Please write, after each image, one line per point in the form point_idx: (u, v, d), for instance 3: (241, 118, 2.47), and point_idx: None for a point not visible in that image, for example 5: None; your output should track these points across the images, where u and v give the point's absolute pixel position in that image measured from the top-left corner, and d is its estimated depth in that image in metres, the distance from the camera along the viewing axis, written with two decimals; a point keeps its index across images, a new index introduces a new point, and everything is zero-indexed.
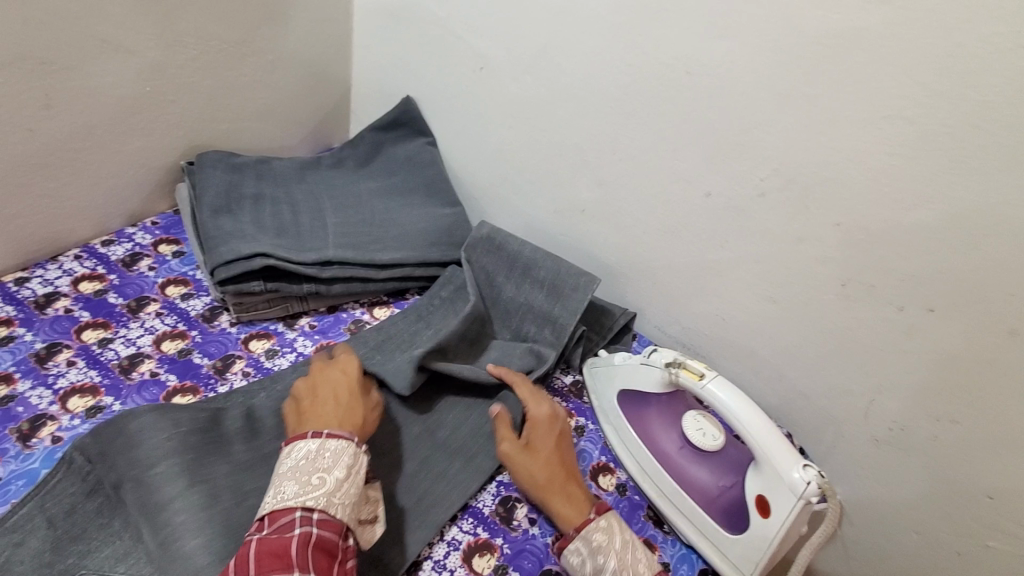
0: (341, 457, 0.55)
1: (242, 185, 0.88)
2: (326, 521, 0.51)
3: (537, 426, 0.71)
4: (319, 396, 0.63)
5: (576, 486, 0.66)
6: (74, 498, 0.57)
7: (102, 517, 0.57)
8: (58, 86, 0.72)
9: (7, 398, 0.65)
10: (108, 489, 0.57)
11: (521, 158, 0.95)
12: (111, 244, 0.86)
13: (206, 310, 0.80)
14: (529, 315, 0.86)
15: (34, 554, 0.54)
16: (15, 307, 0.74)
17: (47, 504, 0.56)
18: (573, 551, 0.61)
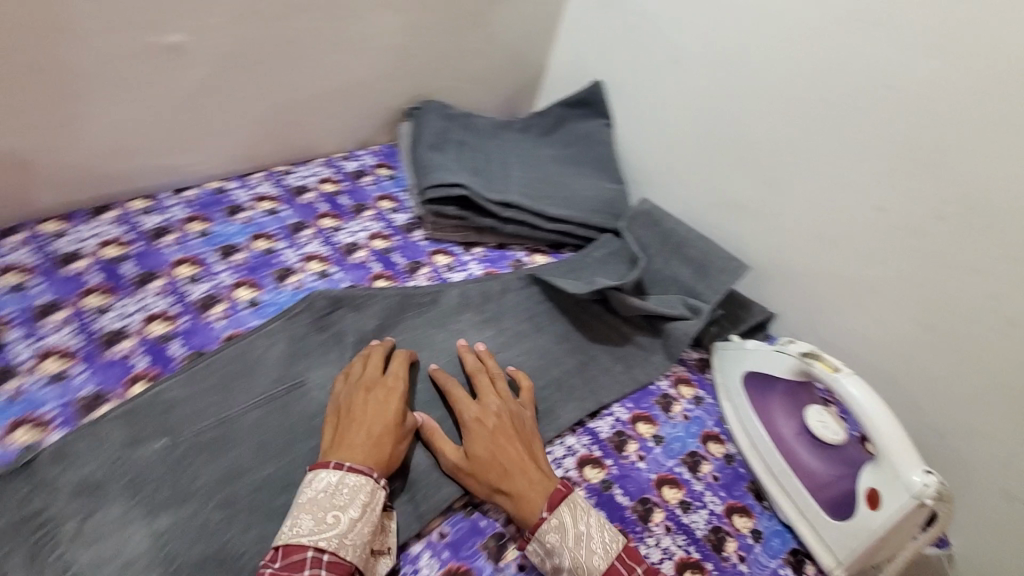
0: (357, 495, 0.58)
1: (450, 130, 1.05)
2: (336, 563, 0.54)
3: (474, 430, 0.67)
4: (341, 428, 0.63)
5: (530, 476, 0.64)
6: (307, 327, 0.76)
7: (324, 347, 0.75)
8: (347, 28, 0.93)
9: (270, 250, 0.86)
10: (338, 331, 0.77)
11: (693, 148, 1.02)
12: (345, 160, 1.07)
13: (406, 223, 0.98)
14: (672, 288, 0.93)
15: (279, 356, 0.73)
16: (279, 189, 0.97)
17: (291, 325, 0.75)
18: (532, 551, 0.61)
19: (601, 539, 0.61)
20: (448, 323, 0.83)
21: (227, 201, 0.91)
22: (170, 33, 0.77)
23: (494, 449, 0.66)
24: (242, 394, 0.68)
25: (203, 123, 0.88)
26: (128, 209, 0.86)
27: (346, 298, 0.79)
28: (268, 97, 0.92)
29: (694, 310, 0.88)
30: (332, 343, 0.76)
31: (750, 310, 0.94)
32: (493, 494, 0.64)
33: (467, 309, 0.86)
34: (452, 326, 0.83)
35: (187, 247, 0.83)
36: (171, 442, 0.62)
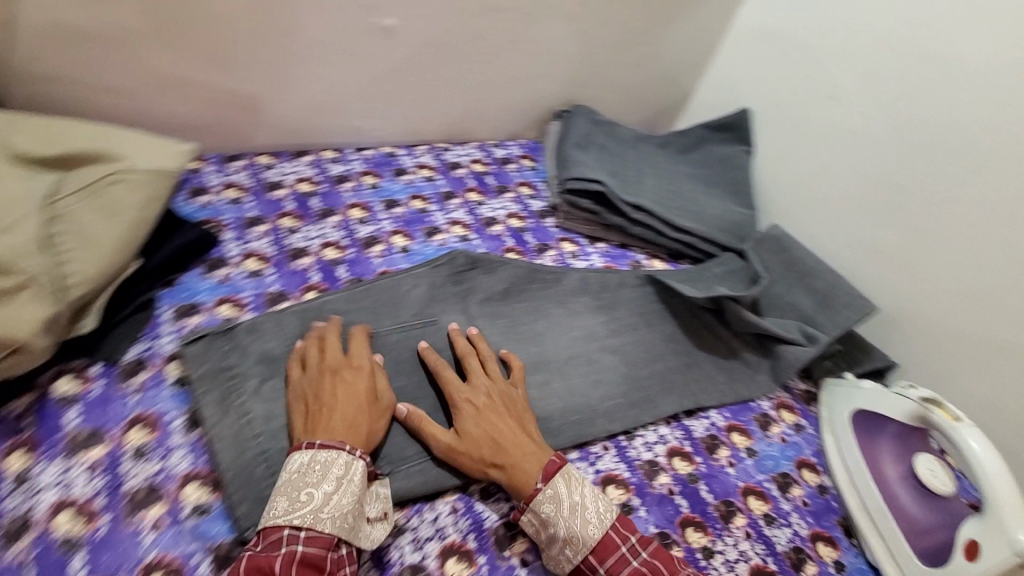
0: (328, 470, 0.58)
1: (594, 133, 1.12)
2: (314, 538, 0.55)
3: (466, 411, 0.68)
4: (316, 408, 0.63)
5: (523, 453, 0.66)
6: (443, 277, 0.82)
7: (454, 298, 0.82)
8: (525, 31, 1.04)
9: (425, 210, 0.99)
10: (467, 287, 0.83)
11: (835, 188, 1.03)
12: (496, 147, 1.18)
13: (541, 210, 1.07)
14: (790, 314, 0.94)
15: (417, 297, 0.80)
16: (437, 161, 1.09)
17: (431, 272, 0.82)
18: (527, 522, 0.63)
19: (595, 508, 0.64)
20: (565, 301, 0.87)
21: (396, 164, 1.06)
22: (387, 17, 0.93)
23: (491, 428, 0.67)
24: (388, 321, 0.77)
25: (390, 95, 1.03)
26: (320, 156, 1.03)
27: (482, 261, 0.85)
28: (446, 82, 1.06)
29: (811, 337, 0.88)
30: (466, 295, 0.83)
31: (870, 354, 0.93)
32: (488, 469, 0.66)
33: (585, 294, 0.88)
34: (568, 304, 0.87)
35: (360, 195, 0.98)
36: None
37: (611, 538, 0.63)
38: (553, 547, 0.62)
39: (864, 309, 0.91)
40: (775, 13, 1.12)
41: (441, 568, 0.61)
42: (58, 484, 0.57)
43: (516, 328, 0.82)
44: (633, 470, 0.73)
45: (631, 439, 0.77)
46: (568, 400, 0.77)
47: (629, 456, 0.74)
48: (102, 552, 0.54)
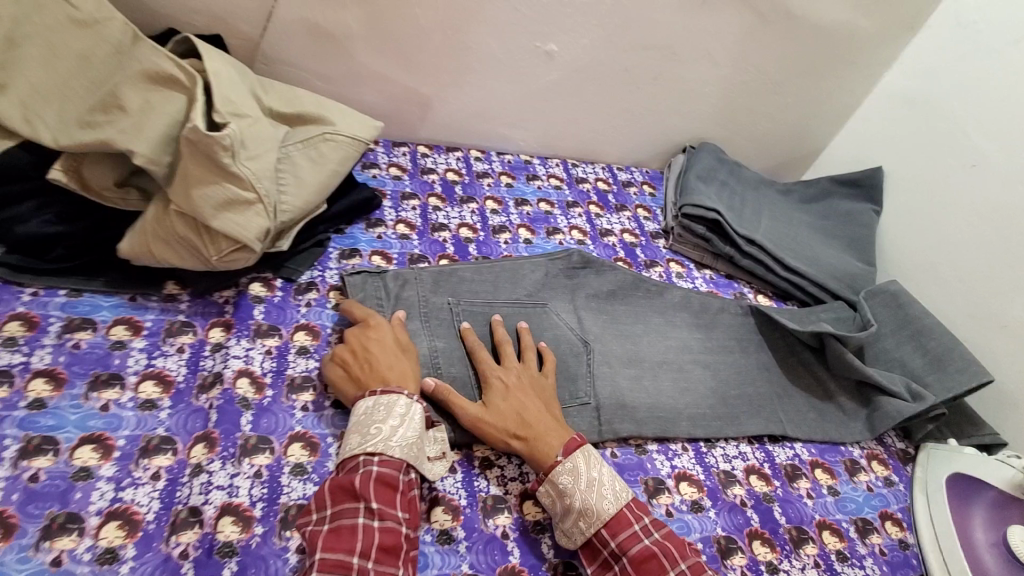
0: (393, 408, 0.63)
1: (719, 169, 1.17)
2: (387, 460, 0.61)
3: (493, 389, 0.71)
4: (366, 357, 0.68)
5: (547, 430, 0.68)
6: (556, 267, 0.89)
7: (563, 288, 0.89)
8: (668, 68, 1.14)
9: (550, 212, 1.10)
10: (576, 281, 0.90)
11: (967, 259, 1.02)
12: (621, 170, 1.27)
13: (653, 231, 1.12)
14: (897, 369, 0.94)
15: (532, 279, 0.87)
16: (566, 174, 1.21)
17: (550, 261, 0.89)
18: (544, 492, 0.65)
19: (612, 486, 0.65)
20: (666, 312, 0.92)
21: (530, 171, 1.19)
22: (549, 42, 1.07)
23: (514, 406, 0.70)
24: (501, 294, 0.84)
25: (536, 110, 1.17)
26: (468, 154, 1.18)
27: (594, 260, 0.91)
28: (587, 105, 1.18)
29: (916, 395, 0.87)
30: (576, 289, 0.89)
31: (978, 429, 0.90)
32: (511, 441, 0.68)
33: (687, 310, 0.93)
34: (668, 316, 0.91)
35: (496, 190, 1.11)
36: (454, 302, 0.80)
37: (625, 515, 0.64)
38: (567, 522, 0.64)
39: (981, 379, 0.87)
40: (922, 79, 1.15)
41: (519, 506, 0.68)
42: (243, 357, 0.72)
43: (617, 325, 0.88)
44: (708, 475, 0.76)
45: (711, 447, 0.80)
46: (656, 398, 0.80)
47: (706, 462, 0.77)
48: (264, 416, 0.67)
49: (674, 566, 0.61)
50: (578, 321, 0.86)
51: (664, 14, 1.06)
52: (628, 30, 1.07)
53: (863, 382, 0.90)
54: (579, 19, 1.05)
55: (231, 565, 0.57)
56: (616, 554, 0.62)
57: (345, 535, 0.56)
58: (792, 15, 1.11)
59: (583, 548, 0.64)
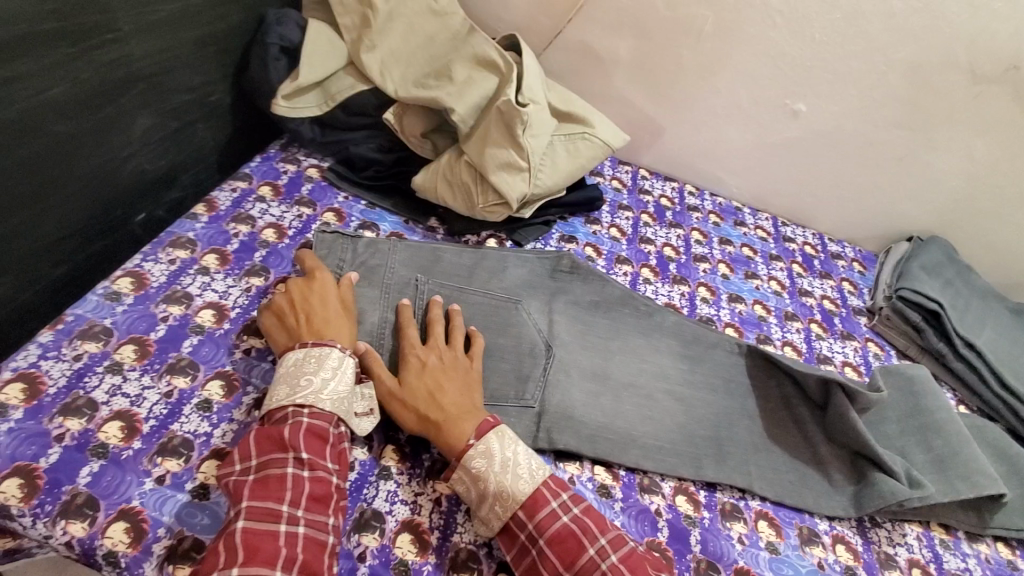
0: (322, 361, 0.65)
1: (947, 266, 1.11)
2: (317, 413, 0.62)
3: (410, 366, 0.70)
4: (302, 312, 0.69)
5: (456, 416, 0.66)
6: (542, 271, 0.90)
7: (542, 289, 0.89)
8: (914, 153, 1.12)
9: (752, 258, 1.13)
10: (559, 286, 0.90)
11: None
12: (831, 242, 1.25)
13: (857, 307, 1.09)
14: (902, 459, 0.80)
15: (519, 274, 0.88)
16: (774, 230, 1.23)
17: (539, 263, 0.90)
18: (457, 478, 0.64)
19: (527, 467, 0.64)
20: (650, 335, 0.88)
21: (739, 217, 1.23)
22: (797, 102, 1.12)
23: (428, 386, 0.68)
24: (479, 281, 0.85)
25: (760, 161, 1.21)
26: (683, 187, 1.26)
27: (584, 266, 0.90)
28: (813, 168, 1.19)
29: (915, 481, 0.75)
30: (556, 294, 0.89)
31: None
32: (422, 421, 0.67)
33: (675, 337, 0.88)
34: (652, 340, 0.87)
35: (703, 225, 1.18)
36: (422, 280, 0.81)
37: (542, 495, 0.63)
38: (483, 506, 0.63)
39: (996, 490, 0.76)
40: None
41: (671, 497, 0.72)
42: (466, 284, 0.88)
43: (590, 336, 0.86)
44: (867, 548, 0.73)
45: (874, 526, 0.76)
46: (610, 421, 0.76)
47: (868, 537, 0.74)
48: None
49: (591, 542, 0.60)
50: (548, 324, 0.85)
51: (928, 98, 1.06)
52: (883, 104, 1.08)
53: (858, 452, 0.78)
54: (839, 87, 1.08)
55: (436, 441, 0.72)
56: (534, 538, 0.61)
57: (273, 484, 0.57)
58: None
59: (501, 535, 0.63)
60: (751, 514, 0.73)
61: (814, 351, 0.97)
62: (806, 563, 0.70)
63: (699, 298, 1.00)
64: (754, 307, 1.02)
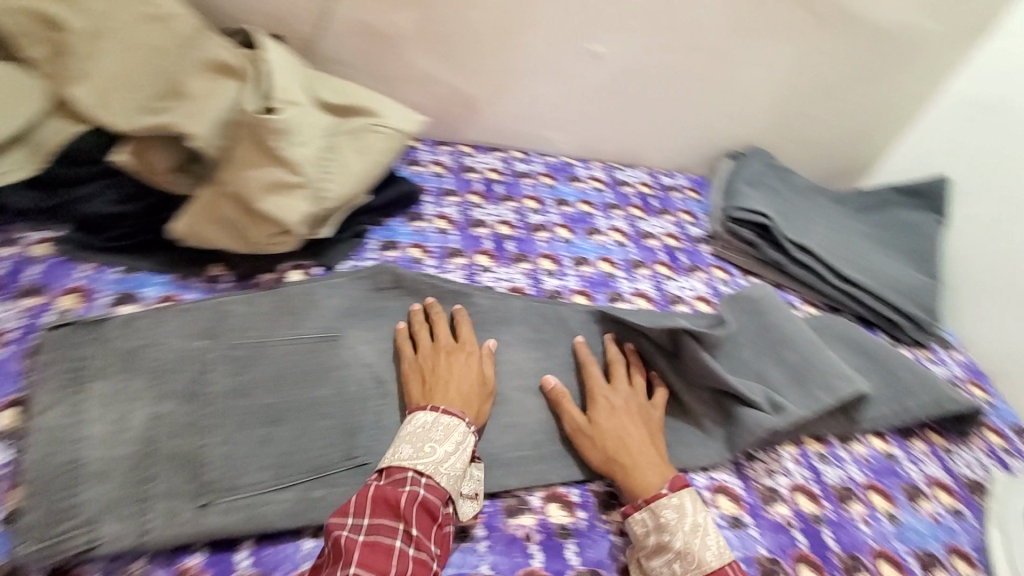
0: (451, 433, 0.62)
1: (768, 175, 1.15)
2: (432, 486, 0.58)
3: (599, 407, 0.70)
4: (441, 375, 0.68)
5: (643, 460, 0.66)
6: (362, 293, 0.78)
7: (367, 313, 0.77)
8: (719, 72, 1.12)
9: (590, 213, 1.08)
10: (381, 304, 0.78)
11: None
12: (665, 175, 1.25)
13: (698, 236, 1.09)
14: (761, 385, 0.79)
15: (333, 307, 0.76)
16: (609, 178, 1.19)
17: (354, 284, 0.78)
18: (637, 520, 0.62)
19: (716, 540, 0.61)
20: (496, 331, 0.79)
21: (571, 172, 1.18)
22: (599, 44, 1.07)
23: (614, 424, 0.69)
24: (283, 329, 0.72)
25: (581, 111, 1.16)
26: (510, 155, 1.18)
27: (406, 278, 0.80)
28: (634, 107, 1.16)
29: (777, 406, 0.75)
30: (381, 315, 0.77)
31: (914, 396, 0.83)
32: (604, 461, 0.67)
33: (524, 325, 0.81)
34: (499, 335, 0.79)
35: (536, 190, 1.11)
36: (206, 348, 0.67)
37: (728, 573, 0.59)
38: (654, 556, 0.60)
39: (851, 390, 0.78)
40: (993, 85, 1.09)
41: (543, 508, 0.65)
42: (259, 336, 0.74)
43: None
44: (748, 490, 0.71)
45: (750, 462, 0.74)
46: None
47: (746, 476, 0.72)
48: None
49: None
50: (378, 353, 0.73)
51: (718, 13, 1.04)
52: (681, 29, 1.06)
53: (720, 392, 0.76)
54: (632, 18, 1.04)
55: (246, 553, 0.56)
56: None
57: (382, 555, 0.53)
58: (851, 17, 1.07)
59: None
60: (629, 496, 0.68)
61: (665, 294, 0.95)
62: None
63: (543, 272, 0.93)
64: (601, 265, 0.97)
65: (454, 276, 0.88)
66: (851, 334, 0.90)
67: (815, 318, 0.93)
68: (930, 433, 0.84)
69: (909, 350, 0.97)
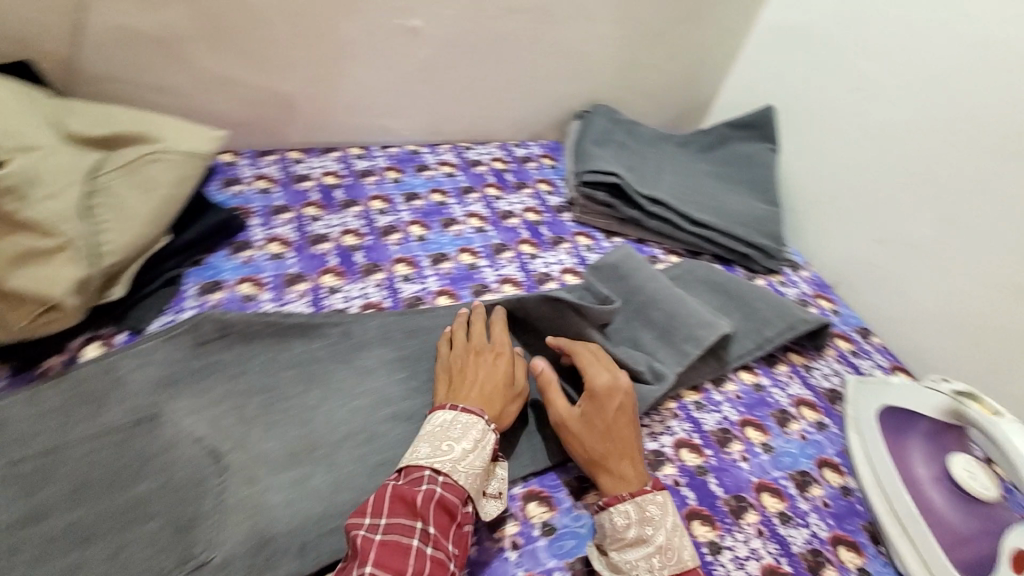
0: (469, 431, 0.60)
1: (614, 132, 1.15)
2: (450, 486, 0.57)
3: (596, 397, 0.66)
4: (467, 376, 0.67)
5: (629, 463, 0.63)
6: (183, 354, 0.67)
7: (194, 376, 0.67)
8: (545, 32, 1.08)
9: (444, 203, 1.02)
10: (209, 361, 0.68)
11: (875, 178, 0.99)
12: (517, 147, 1.21)
13: (558, 205, 1.08)
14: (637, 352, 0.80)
15: (145, 380, 0.64)
16: (460, 160, 1.13)
17: (168, 347, 0.67)
18: (620, 512, 0.59)
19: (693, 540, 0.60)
20: (353, 361, 0.72)
21: (418, 161, 1.10)
22: (413, 18, 0.98)
23: (609, 421, 0.65)
24: (86, 423, 0.60)
25: (414, 94, 1.08)
26: (348, 153, 1.07)
27: (235, 325, 0.70)
28: (469, 81, 1.10)
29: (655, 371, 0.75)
30: (211, 374, 0.67)
31: (772, 325, 0.87)
32: (590, 459, 0.64)
33: (386, 345, 0.75)
34: (356, 364, 0.72)
35: (382, 188, 1.02)
36: None
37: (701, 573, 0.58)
38: (630, 549, 0.58)
39: (716, 335, 0.79)
40: (797, 9, 1.12)
41: None
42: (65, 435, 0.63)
43: (278, 402, 0.67)
44: None
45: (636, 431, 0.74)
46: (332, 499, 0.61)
47: None
48: None
49: None
50: (212, 421, 0.64)
51: None
52: None
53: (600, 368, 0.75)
54: None
55: None
56: None
57: (399, 555, 0.52)
58: None
59: None
60: (518, 503, 0.65)
61: (532, 274, 0.92)
62: (585, 519, 0.64)
63: (399, 279, 0.86)
64: (461, 258, 0.92)
65: (297, 306, 0.78)
66: (710, 276, 0.94)
67: (677, 267, 0.96)
68: (791, 354, 0.90)
69: (764, 279, 1.02)
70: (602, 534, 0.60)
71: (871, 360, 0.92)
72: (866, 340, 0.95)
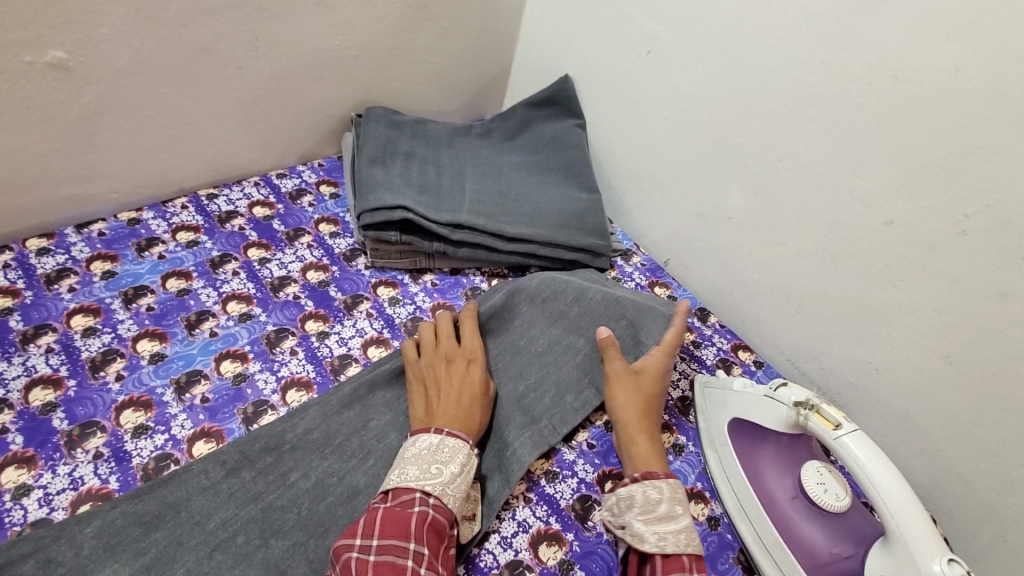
0: (457, 454, 0.59)
1: (398, 141, 0.95)
2: (441, 507, 0.55)
3: (647, 373, 0.72)
4: (441, 386, 0.66)
5: (658, 442, 0.67)
6: None
7: None
8: (266, 31, 0.81)
9: (184, 290, 0.76)
10: None
11: (682, 146, 0.89)
12: (284, 177, 0.97)
13: (347, 250, 0.87)
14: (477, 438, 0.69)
15: None
16: (203, 218, 0.86)
17: None
18: (656, 487, 0.61)
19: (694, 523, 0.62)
20: None
21: (141, 234, 0.81)
22: (48, 50, 0.66)
23: (652, 393, 0.71)
24: None
25: (103, 150, 0.77)
26: (24, 249, 0.75)
27: None
28: (181, 115, 0.81)
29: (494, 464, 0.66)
30: None
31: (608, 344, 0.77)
32: (625, 414, 0.69)
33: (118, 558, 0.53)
34: None
35: (86, 292, 0.73)
36: None
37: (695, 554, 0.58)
38: (659, 522, 0.59)
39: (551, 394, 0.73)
40: None
41: None
42: None
43: None
44: None
45: (482, 541, 0.61)
46: None
47: (481, 568, 0.60)
48: None
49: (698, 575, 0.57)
50: None
51: None
52: None
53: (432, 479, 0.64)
54: None
55: None
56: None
57: None
58: None
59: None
60: None
61: (325, 364, 0.73)
62: None
63: (128, 436, 0.62)
64: (223, 370, 0.69)
65: None
66: (536, 295, 0.80)
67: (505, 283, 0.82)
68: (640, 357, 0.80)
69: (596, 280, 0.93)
70: (629, 506, 0.60)
71: (714, 346, 0.88)
72: (706, 324, 0.91)
